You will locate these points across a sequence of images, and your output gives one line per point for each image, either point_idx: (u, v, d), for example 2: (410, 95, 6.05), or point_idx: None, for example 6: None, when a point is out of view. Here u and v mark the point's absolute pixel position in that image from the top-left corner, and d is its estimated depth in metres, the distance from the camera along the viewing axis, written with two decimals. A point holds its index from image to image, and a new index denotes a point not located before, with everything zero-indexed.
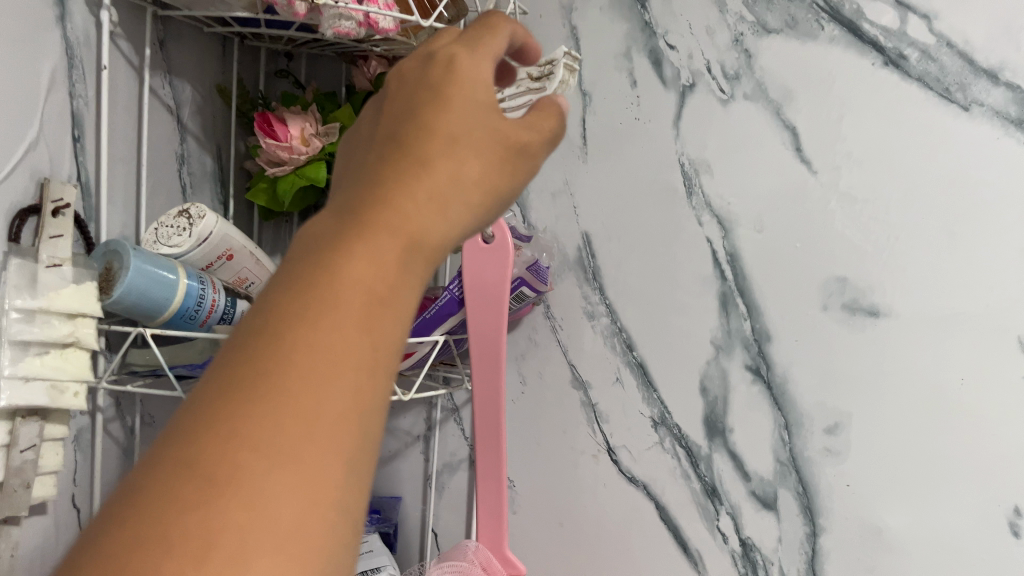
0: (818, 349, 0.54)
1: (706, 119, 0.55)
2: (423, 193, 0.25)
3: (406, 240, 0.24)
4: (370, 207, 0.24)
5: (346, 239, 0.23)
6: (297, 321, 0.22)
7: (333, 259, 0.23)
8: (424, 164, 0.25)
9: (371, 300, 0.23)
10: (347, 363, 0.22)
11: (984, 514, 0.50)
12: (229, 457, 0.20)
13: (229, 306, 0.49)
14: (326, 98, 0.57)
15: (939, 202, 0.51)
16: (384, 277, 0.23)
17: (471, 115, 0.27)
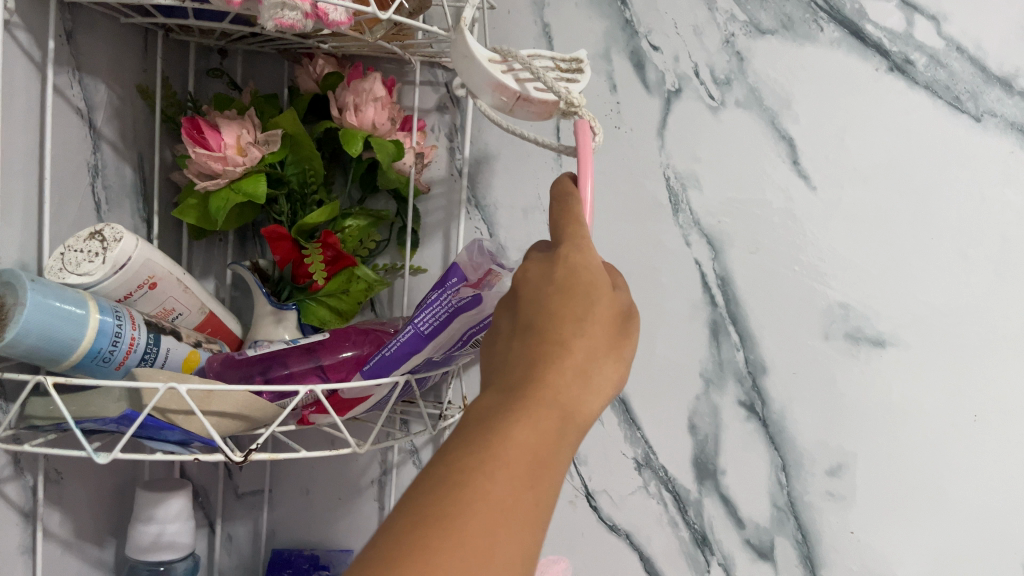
0: (818, 383, 0.49)
1: (693, 128, 0.50)
2: (566, 389, 0.26)
3: (562, 420, 0.26)
4: (524, 414, 0.25)
5: (501, 432, 0.25)
6: (468, 512, 0.23)
7: (496, 445, 0.24)
8: (563, 370, 0.26)
9: (531, 471, 0.24)
10: (501, 548, 0.23)
11: (1001, 565, 0.46)
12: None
13: (151, 343, 0.41)
14: (265, 100, 0.50)
15: (952, 220, 0.47)
16: (536, 460, 0.24)
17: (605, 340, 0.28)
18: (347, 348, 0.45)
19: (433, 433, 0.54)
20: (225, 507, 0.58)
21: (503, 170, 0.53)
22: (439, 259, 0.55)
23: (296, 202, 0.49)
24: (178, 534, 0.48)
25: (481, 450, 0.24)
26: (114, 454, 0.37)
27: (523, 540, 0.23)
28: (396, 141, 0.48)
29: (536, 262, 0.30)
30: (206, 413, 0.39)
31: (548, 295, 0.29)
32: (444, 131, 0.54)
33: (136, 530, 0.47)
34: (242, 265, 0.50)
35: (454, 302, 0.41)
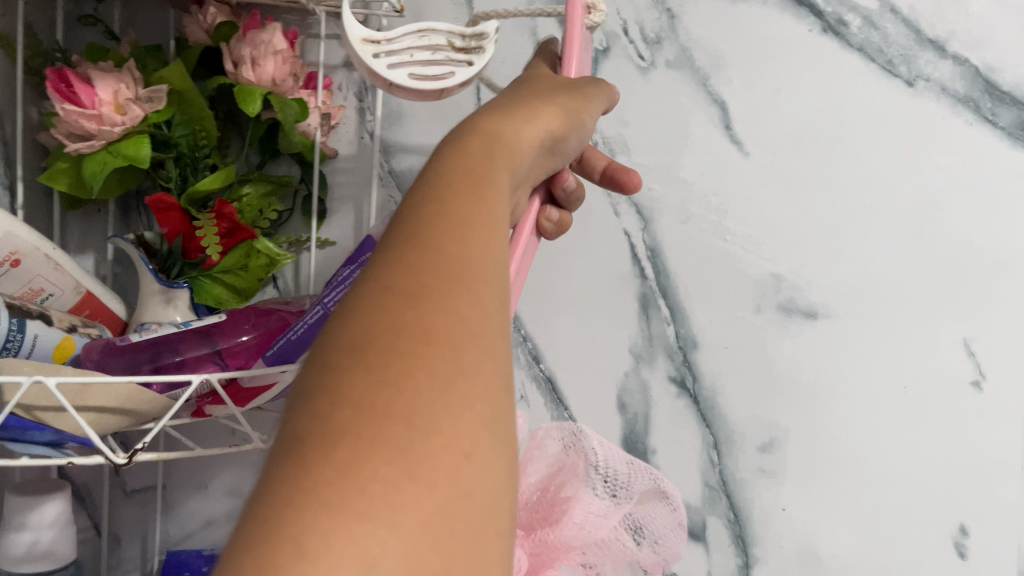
0: (750, 358, 0.47)
1: (621, 88, 0.47)
2: (499, 130, 0.26)
3: (498, 147, 0.26)
4: (482, 148, 0.25)
5: (450, 155, 0.24)
6: (447, 222, 0.21)
7: (443, 164, 0.24)
8: (490, 120, 0.27)
9: (484, 180, 0.23)
10: (480, 245, 0.21)
11: (930, 537, 0.46)
12: (418, 329, 0.19)
13: (15, 330, 0.36)
14: (148, 52, 0.45)
15: (884, 188, 0.45)
16: (487, 173, 0.24)
17: (552, 107, 0.29)
18: (247, 331, 0.40)
19: None
20: (112, 507, 0.52)
21: (416, 133, 0.49)
22: (349, 230, 0.50)
23: (187, 166, 0.44)
24: (57, 543, 0.43)
25: (428, 176, 0.23)
26: None
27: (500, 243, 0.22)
28: (299, 99, 0.44)
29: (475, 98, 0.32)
30: (81, 409, 0.34)
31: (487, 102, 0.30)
32: (353, 89, 0.49)
33: (6, 541, 0.42)
34: (125, 239, 0.44)
35: None
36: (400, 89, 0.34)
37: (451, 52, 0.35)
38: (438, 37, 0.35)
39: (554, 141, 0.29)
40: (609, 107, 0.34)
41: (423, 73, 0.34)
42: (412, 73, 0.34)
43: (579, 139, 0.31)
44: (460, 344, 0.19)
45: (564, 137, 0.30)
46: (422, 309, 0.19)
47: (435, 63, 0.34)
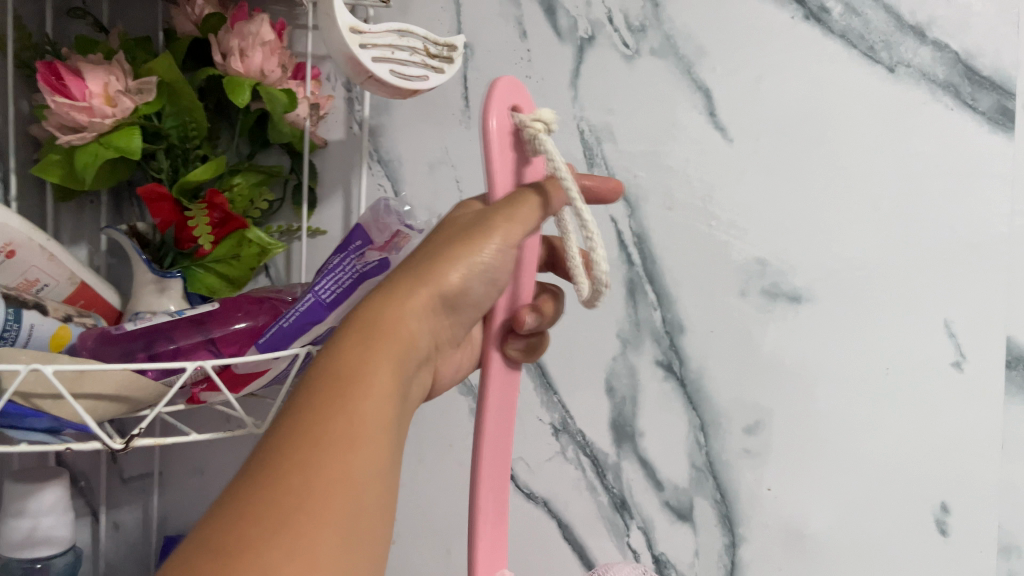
0: (734, 341, 0.48)
1: (607, 77, 0.48)
2: (399, 329, 0.31)
3: (397, 353, 0.30)
4: (369, 334, 0.30)
5: (353, 357, 0.29)
6: (336, 384, 0.28)
7: (347, 366, 0.29)
8: (397, 310, 0.32)
9: (376, 391, 0.28)
10: (359, 398, 0.28)
11: (912, 515, 0.47)
12: (307, 468, 0.25)
13: (10, 320, 0.36)
14: (137, 44, 0.45)
15: (866, 173, 0.46)
16: (376, 382, 0.29)
17: (441, 266, 0.33)
18: (240, 319, 0.41)
19: None
20: (110, 493, 0.53)
21: (403, 123, 0.50)
22: (339, 218, 0.51)
23: (177, 157, 0.44)
24: (55, 529, 0.44)
25: (334, 378, 0.28)
26: None
27: (381, 397, 0.28)
28: (288, 90, 0.44)
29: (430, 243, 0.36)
30: (77, 396, 0.35)
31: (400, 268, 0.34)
32: (341, 81, 0.50)
33: (6, 525, 0.42)
34: (117, 230, 0.44)
35: (358, 268, 0.39)
36: (384, 82, 0.40)
37: (427, 56, 0.41)
38: (415, 39, 0.40)
39: (451, 297, 0.34)
40: (531, 221, 0.35)
41: (400, 70, 0.40)
42: (394, 69, 0.40)
43: (475, 291, 0.35)
44: (338, 471, 0.25)
45: (459, 292, 0.34)
46: (309, 444, 0.25)
47: (413, 65, 0.40)
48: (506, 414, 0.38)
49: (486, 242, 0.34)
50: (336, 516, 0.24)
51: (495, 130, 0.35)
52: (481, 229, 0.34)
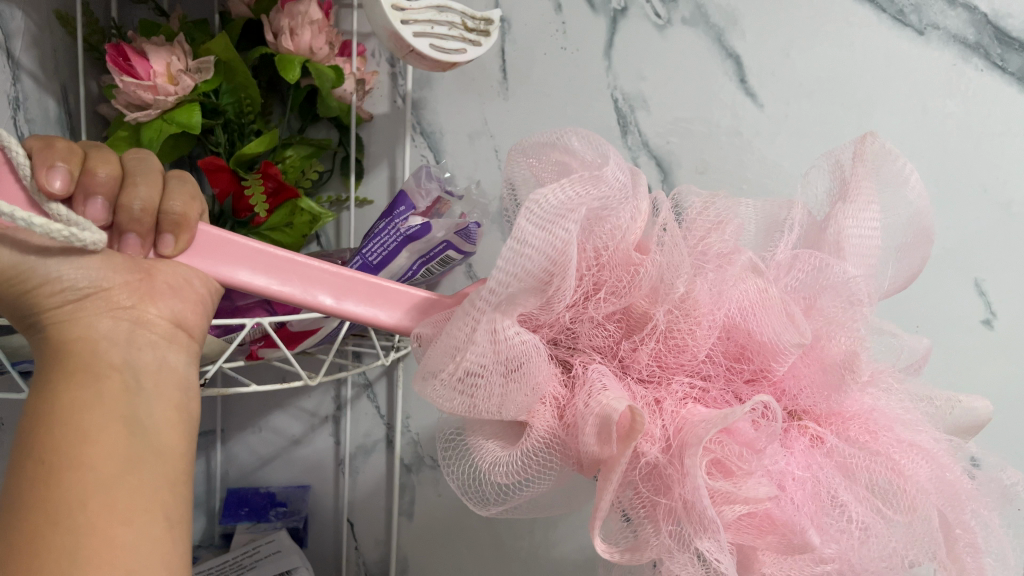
0: None
1: (640, 46, 0.49)
2: (84, 349, 0.28)
3: (92, 372, 0.28)
4: (42, 382, 0.27)
5: (38, 400, 0.27)
6: (32, 440, 0.26)
7: (26, 417, 0.26)
8: (74, 334, 0.28)
9: (80, 411, 0.26)
10: (55, 439, 0.26)
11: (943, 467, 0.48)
12: (35, 514, 0.24)
13: None
14: (195, 26, 0.48)
15: (894, 135, 0.47)
16: (72, 405, 0.26)
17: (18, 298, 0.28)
18: None
19: (385, 368, 0.55)
20: None
21: (444, 95, 0.52)
22: (385, 187, 0.53)
23: (234, 132, 0.47)
24: None
25: (33, 423, 0.26)
26: None
27: (92, 410, 0.27)
28: (335, 67, 0.47)
29: None
30: None
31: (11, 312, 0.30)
32: (385, 56, 0.52)
33: None
34: None
35: (402, 231, 0.41)
36: (424, 58, 0.42)
37: (464, 29, 0.43)
38: (453, 15, 0.42)
39: (65, 322, 0.28)
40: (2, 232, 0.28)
41: (440, 44, 0.42)
42: (434, 43, 0.42)
43: (74, 273, 0.29)
44: (69, 495, 0.25)
45: (84, 280, 0.29)
46: (40, 483, 0.25)
47: (451, 38, 0.43)
48: (234, 258, 0.34)
49: None
50: (77, 536, 0.24)
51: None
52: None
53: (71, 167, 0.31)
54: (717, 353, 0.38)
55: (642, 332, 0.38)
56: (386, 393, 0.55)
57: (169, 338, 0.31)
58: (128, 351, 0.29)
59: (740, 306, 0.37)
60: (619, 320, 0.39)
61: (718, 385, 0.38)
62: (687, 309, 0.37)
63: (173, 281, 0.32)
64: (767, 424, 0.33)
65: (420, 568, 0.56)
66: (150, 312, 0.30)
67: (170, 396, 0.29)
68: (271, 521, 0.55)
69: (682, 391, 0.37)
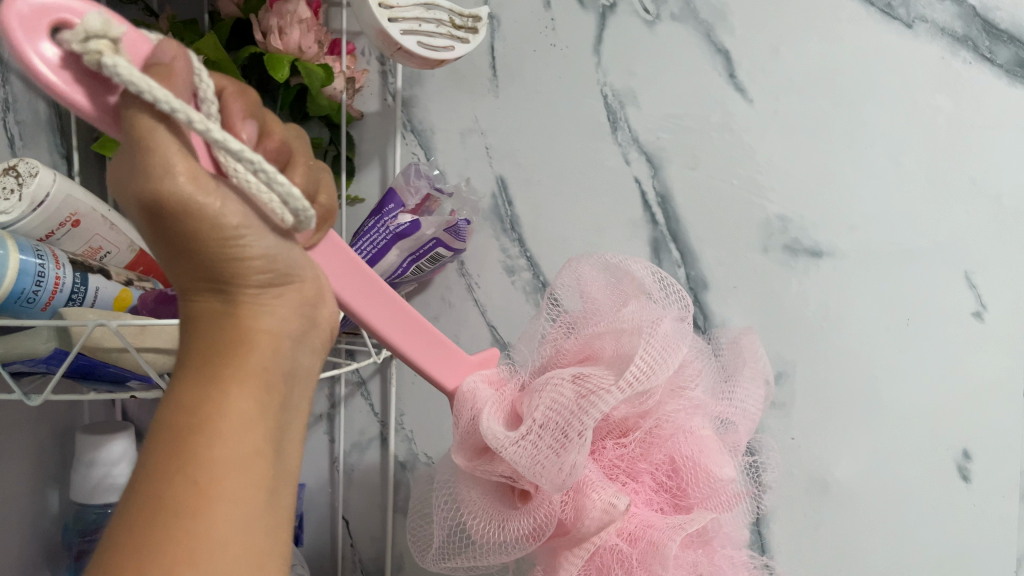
0: (759, 296, 0.49)
1: (629, 42, 0.49)
2: (263, 351, 0.28)
3: (264, 380, 0.28)
4: (208, 363, 0.27)
5: (211, 390, 0.26)
6: (186, 442, 0.25)
7: (200, 403, 0.26)
8: (257, 331, 0.28)
9: (246, 425, 0.26)
10: (215, 445, 0.25)
11: (935, 461, 0.48)
12: (182, 525, 0.24)
13: (78, 283, 0.39)
14: (184, 26, 0.48)
15: (884, 128, 0.47)
16: (243, 417, 0.26)
17: (227, 265, 0.27)
18: None
19: (379, 366, 0.55)
20: None
21: (436, 92, 0.52)
22: (376, 185, 0.53)
23: None
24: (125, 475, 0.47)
25: (195, 415, 0.26)
26: (47, 396, 0.36)
27: (251, 425, 0.26)
28: (325, 66, 0.47)
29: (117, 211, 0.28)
30: (139, 349, 0.38)
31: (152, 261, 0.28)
32: (374, 54, 0.52)
33: (81, 474, 0.46)
34: None
35: (392, 228, 0.42)
36: (411, 55, 0.43)
37: (451, 27, 0.43)
38: (439, 13, 0.43)
39: (253, 307, 0.28)
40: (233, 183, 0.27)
41: (427, 41, 0.42)
42: (422, 40, 0.42)
43: (274, 259, 0.28)
44: (220, 514, 0.24)
45: (274, 275, 0.29)
46: (191, 491, 0.24)
47: (439, 36, 0.43)
48: (345, 278, 0.37)
49: (217, 207, 0.26)
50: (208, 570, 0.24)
51: (34, 43, 0.25)
52: (158, 188, 0.24)
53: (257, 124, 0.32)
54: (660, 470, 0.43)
55: (624, 433, 0.43)
56: (380, 391, 0.55)
57: (315, 346, 0.32)
58: (291, 352, 0.30)
59: (688, 432, 0.43)
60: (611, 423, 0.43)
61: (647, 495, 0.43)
62: (665, 419, 0.42)
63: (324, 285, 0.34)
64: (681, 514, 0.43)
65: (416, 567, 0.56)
66: (317, 313, 0.32)
67: (299, 421, 0.30)
68: None
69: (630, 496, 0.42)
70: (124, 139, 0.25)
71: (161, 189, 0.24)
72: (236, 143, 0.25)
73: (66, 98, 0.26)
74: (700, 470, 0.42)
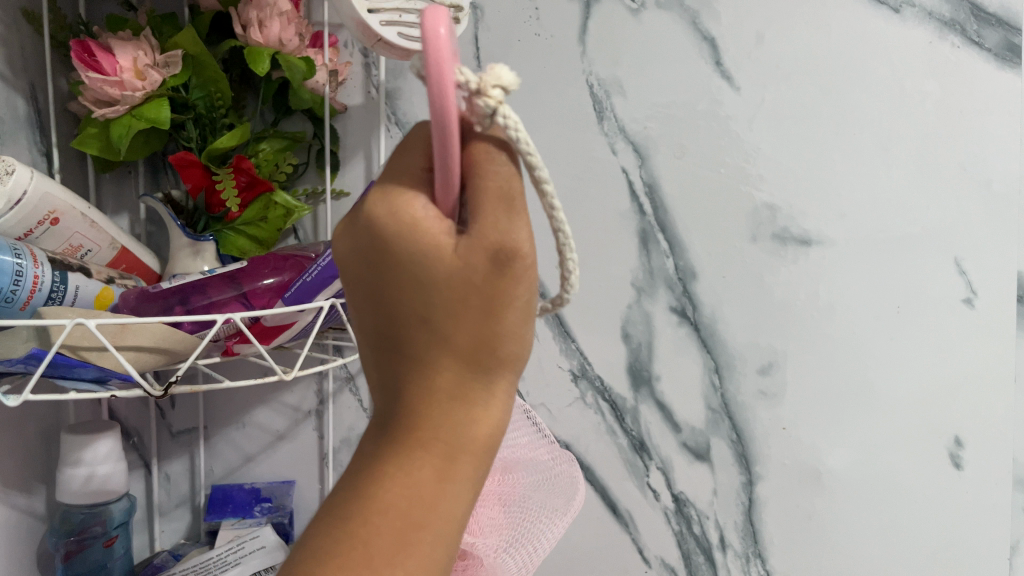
0: (748, 286, 0.49)
1: (615, 31, 0.49)
2: (491, 446, 0.27)
3: (481, 476, 0.27)
4: (451, 455, 0.26)
5: (449, 476, 0.26)
6: (413, 530, 0.25)
7: (442, 487, 0.25)
8: (497, 425, 0.26)
9: (456, 522, 0.26)
10: (429, 533, 0.25)
11: (927, 449, 0.48)
12: None
13: (57, 281, 0.39)
14: (163, 20, 0.47)
15: (873, 114, 0.47)
16: (459, 512, 0.26)
17: (509, 348, 0.25)
18: (268, 275, 0.44)
19: None
20: (159, 447, 0.57)
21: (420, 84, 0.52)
22: (361, 178, 0.53)
23: (206, 127, 0.47)
24: (110, 475, 0.47)
25: (433, 502, 0.25)
26: (25, 396, 0.35)
27: (458, 521, 0.26)
28: (306, 58, 0.46)
29: (389, 239, 0.25)
30: (120, 348, 0.37)
31: (398, 297, 0.25)
32: (358, 46, 0.52)
33: (64, 475, 0.46)
34: (153, 197, 0.47)
35: None
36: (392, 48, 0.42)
37: None
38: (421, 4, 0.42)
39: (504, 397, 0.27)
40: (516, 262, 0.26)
41: (409, 32, 0.42)
42: (403, 32, 0.42)
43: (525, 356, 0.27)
44: None
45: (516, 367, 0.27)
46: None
47: None
48: None
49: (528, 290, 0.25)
50: None
51: (458, 111, 0.22)
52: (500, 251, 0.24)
53: None
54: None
55: None
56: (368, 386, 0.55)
57: None
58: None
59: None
60: None
61: None
62: None
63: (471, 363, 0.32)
64: None
65: None
66: None
67: None
68: (256, 517, 0.54)
69: None
70: (481, 194, 0.24)
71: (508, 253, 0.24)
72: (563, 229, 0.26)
73: (443, 169, 0.23)
74: None
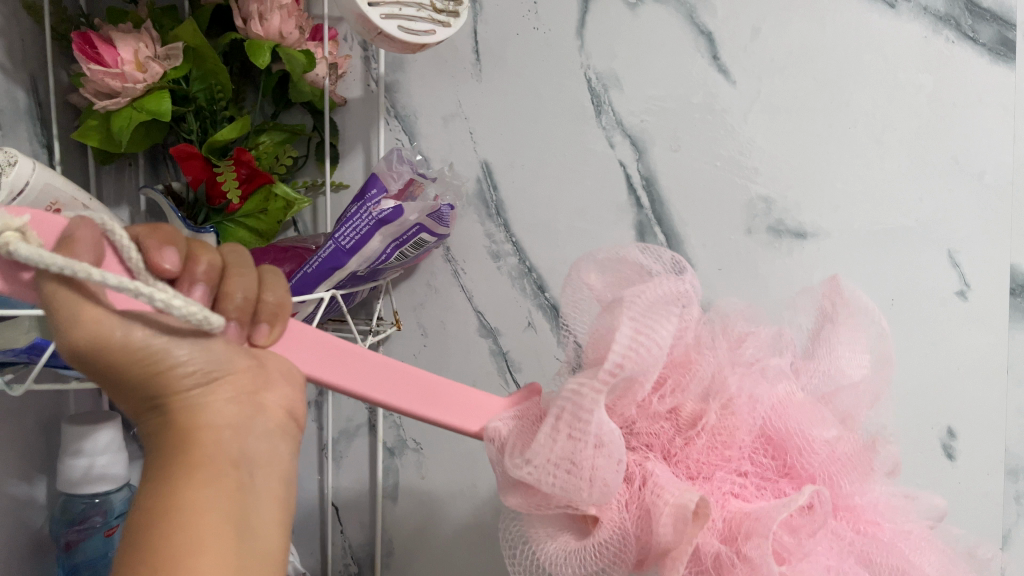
0: (745, 278, 0.49)
1: (612, 24, 0.49)
2: (215, 439, 0.27)
3: (222, 470, 0.26)
4: (165, 466, 0.26)
5: (172, 481, 0.25)
6: (154, 523, 0.24)
7: (169, 488, 0.25)
8: (205, 424, 0.27)
9: (210, 505, 0.25)
10: (169, 519, 0.24)
11: (920, 440, 0.48)
12: None
13: None
14: (163, 12, 0.48)
15: (867, 107, 0.47)
16: (204, 495, 0.25)
17: (150, 381, 0.27)
18: None
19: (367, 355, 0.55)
20: None
21: (418, 77, 0.52)
22: (360, 171, 0.53)
23: (206, 119, 0.47)
24: (108, 466, 0.47)
25: (164, 499, 0.25)
26: (29, 386, 0.35)
27: (212, 504, 0.25)
28: (307, 52, 0.46)
29: None
30: None
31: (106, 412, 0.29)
32: (356, 40, 0.52)
33: (66, 465, 0.46)
34: (155, 189, 0.48)
35: (375, 215, 0.42)
36: (392, 41, 0.42)
37: (434, 11, 0.43)
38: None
39: (198, 406, 0.27)
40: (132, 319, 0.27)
41: (409, 26, 0.42)
42: (403, 25, 0.42)
43: (199, 362, 0.28)
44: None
45: (201, 391, 0.28)
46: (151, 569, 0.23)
47: (420, 20, 0.42)
48: (315, 353, 0.35)
49: (121, 332, 0.26)
50: None
51: None
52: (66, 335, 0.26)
53: (178, 245, 0.31)
54: (757, 451, 0.37)
55: (690, 425, 0.38)
56: None
57: (282, 428, 0.30)
58: (244, 443, 0.28)
59: (771, 400, 0.37)
60: (667, 416, 0.38)
61: (759, 481, 0.36)
62: (730, 395, 0.37)
63: (282, 370, 0.32)
64: (817, 510, 0.34)
65: (405, 555, 0.56)
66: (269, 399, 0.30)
67: (275, 493, 0.28)
68: None
69: (732, 483, 0.36)
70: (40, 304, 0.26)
71: (71, 336, 0.26)
72: (114, 276, 0.24)
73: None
74: (797, 433, 0.36)
